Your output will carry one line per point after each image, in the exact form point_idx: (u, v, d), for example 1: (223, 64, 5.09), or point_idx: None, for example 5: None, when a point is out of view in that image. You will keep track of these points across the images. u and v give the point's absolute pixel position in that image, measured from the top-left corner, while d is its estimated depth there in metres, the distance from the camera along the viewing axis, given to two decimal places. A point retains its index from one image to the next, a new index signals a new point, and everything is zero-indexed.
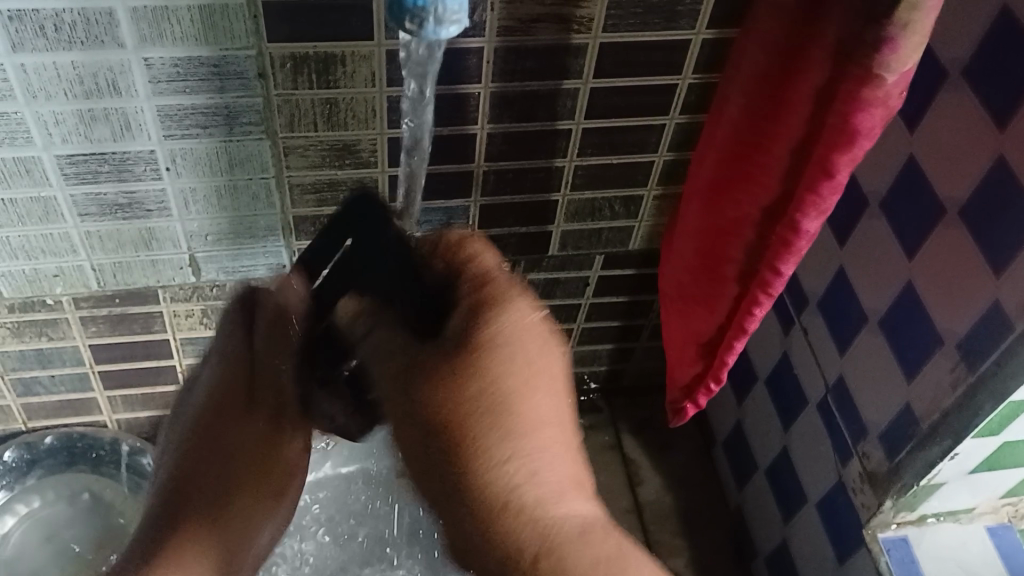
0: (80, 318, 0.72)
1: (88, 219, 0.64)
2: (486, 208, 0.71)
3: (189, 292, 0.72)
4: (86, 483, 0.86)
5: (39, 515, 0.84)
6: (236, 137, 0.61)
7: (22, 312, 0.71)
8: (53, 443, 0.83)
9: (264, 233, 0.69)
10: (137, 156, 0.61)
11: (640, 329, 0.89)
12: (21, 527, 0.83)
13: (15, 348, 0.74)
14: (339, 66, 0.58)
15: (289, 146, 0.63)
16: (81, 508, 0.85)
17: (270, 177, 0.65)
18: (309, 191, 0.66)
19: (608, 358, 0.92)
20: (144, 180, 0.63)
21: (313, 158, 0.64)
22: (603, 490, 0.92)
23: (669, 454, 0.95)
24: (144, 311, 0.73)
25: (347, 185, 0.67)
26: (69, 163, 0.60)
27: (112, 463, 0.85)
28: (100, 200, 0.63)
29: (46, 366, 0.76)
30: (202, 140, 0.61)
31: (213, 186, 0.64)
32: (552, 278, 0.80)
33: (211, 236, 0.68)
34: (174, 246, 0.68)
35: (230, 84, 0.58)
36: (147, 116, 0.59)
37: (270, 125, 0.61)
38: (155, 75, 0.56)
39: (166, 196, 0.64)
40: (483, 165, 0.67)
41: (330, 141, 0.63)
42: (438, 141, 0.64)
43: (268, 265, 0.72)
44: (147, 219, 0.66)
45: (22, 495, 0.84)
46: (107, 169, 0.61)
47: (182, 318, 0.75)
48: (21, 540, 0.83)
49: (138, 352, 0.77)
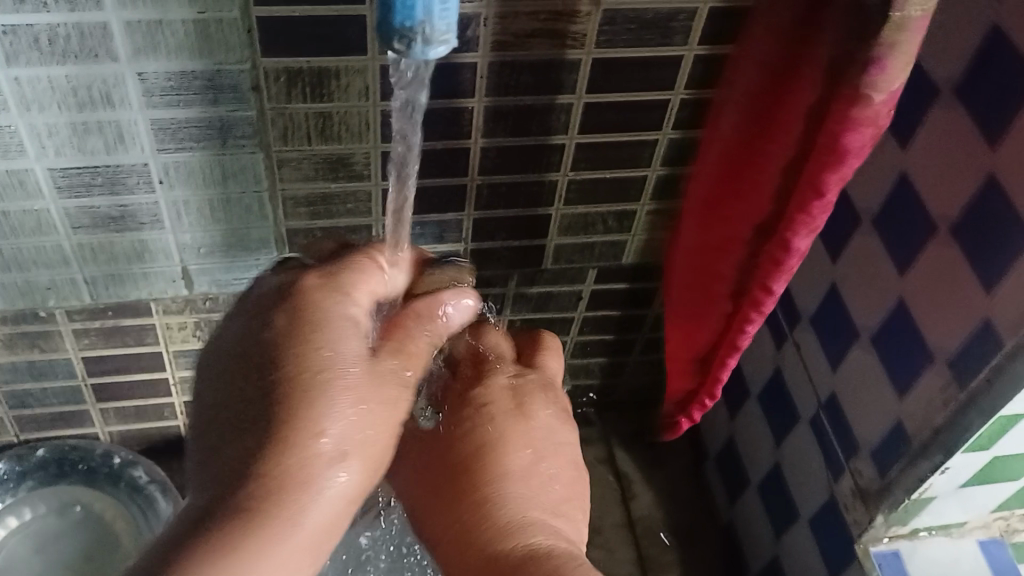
0: (73, 329, 0.72)
1: (80, 231, 0.64)
2: (479, 222, 0.71)
3: (182, 305, 0.72)
4: (76, 496, 0.85)
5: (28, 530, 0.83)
6: (229, 150, 0.61)
7: (15, 324, 0.71)
8: (44, 455, 0.82)
9: (257, 246, 0.69)
10: (130, 168, 0.61)
11: (634, 343, 0.89)
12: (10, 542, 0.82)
13: (8, 360, 0.74)
14: (332, 80, 0.58)
15: (282, 159, 0.63)
16: (72, 521, 0.84)
17: (264, 190, 0.65)
18: (302, 203, 0.66)
19: (602, 372, 0.92)
20: (136, 193, 0.63)
21: (306, 171, 0.64)
22: (597, 503, 0.92)
23: (661, 469, 0.95)
24: (137, 323, 0.73)
25: (340, 198, 0.67)
26: (62, 176, 0.60)
27: (104, 476, 0.84)
28: (93, 213, 0.63)
29: (39, 379, 0.76)
30: (195, 153, 0.61)
31: (206, 199, 0.64)
32: (545, 292, 0.80)
33: (203, 248, 0.68)
34: (167, 259, 0.68)
35: (224, 97, 0.58)
36: (141, 129, 0.59)
37: (264, 137, 0.61)
38: (149, 88, 0.56)
39: (159, 209, 0.64)
40: (476, 179, 0.67)
41: (324, 154, 0.63)
42: (432, 154, 0.64)
43: (260, 278, 0.72)
44: (140, 232, 0.66)
45: (14, 507, 0.83)
46: (99, 181, 0.61)
47: (175, 330, 0.74)
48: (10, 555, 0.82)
49: (130, 364, 0.77)
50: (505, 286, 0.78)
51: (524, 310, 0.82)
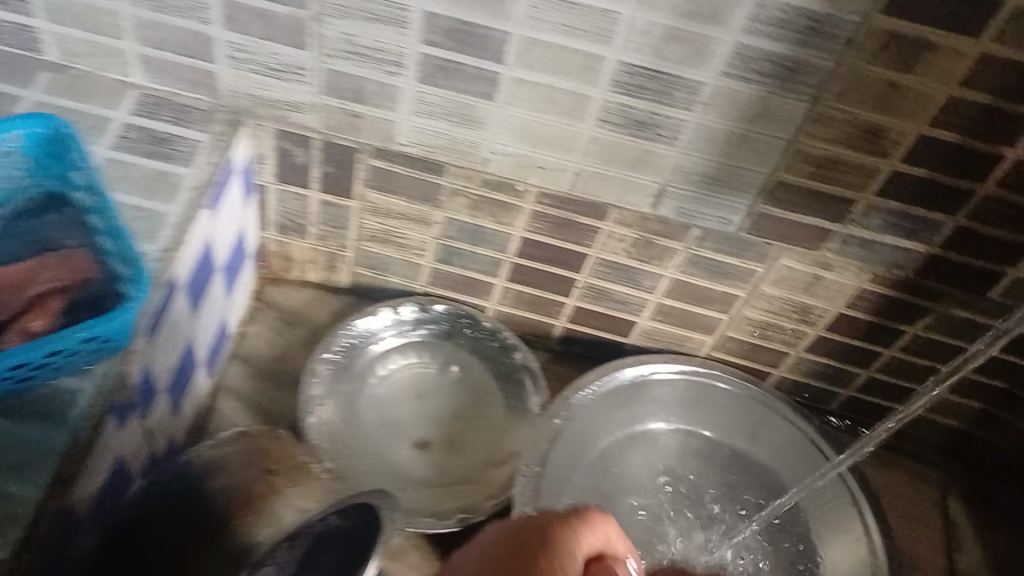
0: (533, 210, 0.78)
1: (605, 126, 0.69)
2: (957, 232, 0.70)
3: (637, 220, 0.77)
4: (458, 358, 0.88)
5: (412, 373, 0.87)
6: (784, 93, 0.63)
7: (489, 189, 0.77)
8: (445, 311, 0.87)
9: (741, 187, 0.71)
10: (686, 82, 0.64)
11: (1017, 399, 0.86)
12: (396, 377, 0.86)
13: (465, 219, 0.80)
14: (924, 56, 0.58)
15: (824, 114, 0.63)
16: (450, 380, 0.88)
17: (784, 139, 0.66)
18: (811, 162, 0.67)
19: (964, 415, 0.90)
20: (675, 107, 0.66)
21: (837, 134, 0.64)
22: (921, 541, 0.89)
23: (993, 531, 0.90)
24: (589, 223, 0.78)
25: (847, 168, 0.67)
26: (627, 73, 0.64)
27: (488, 348, 0.88)
28: (627, 114, 0.67)
29: (476, 244, 0.83)
30: (751, 86, 0.63)
31: (730, 131, 0.67)
32: (971, 319, 0.79)
33: (696, 175, 0.71)
34: (658, 173, 0.72)
35: (815, 42, 0.59)
36: (724, 49, 0.61)
37: (822, 90, 0.62)
38: (758, 16, 0.58)
39: (684, 128, 0.67)
40: (986, 189, 0.66)
41: (865, 123, 0.63)
42: (952, 153, 0.64)
43: (717, 218, 0.74)
44: (652, 143, 0.69)
45: (400, 348, 0.87)
46: (654, 86, 0.64)
47: (614, 240, 0.79)
48: (394, 387, 0.86)
49: (555, 257, 0.83)
50: (933, 303, 0.78)
51: (937, 331, 0.81)
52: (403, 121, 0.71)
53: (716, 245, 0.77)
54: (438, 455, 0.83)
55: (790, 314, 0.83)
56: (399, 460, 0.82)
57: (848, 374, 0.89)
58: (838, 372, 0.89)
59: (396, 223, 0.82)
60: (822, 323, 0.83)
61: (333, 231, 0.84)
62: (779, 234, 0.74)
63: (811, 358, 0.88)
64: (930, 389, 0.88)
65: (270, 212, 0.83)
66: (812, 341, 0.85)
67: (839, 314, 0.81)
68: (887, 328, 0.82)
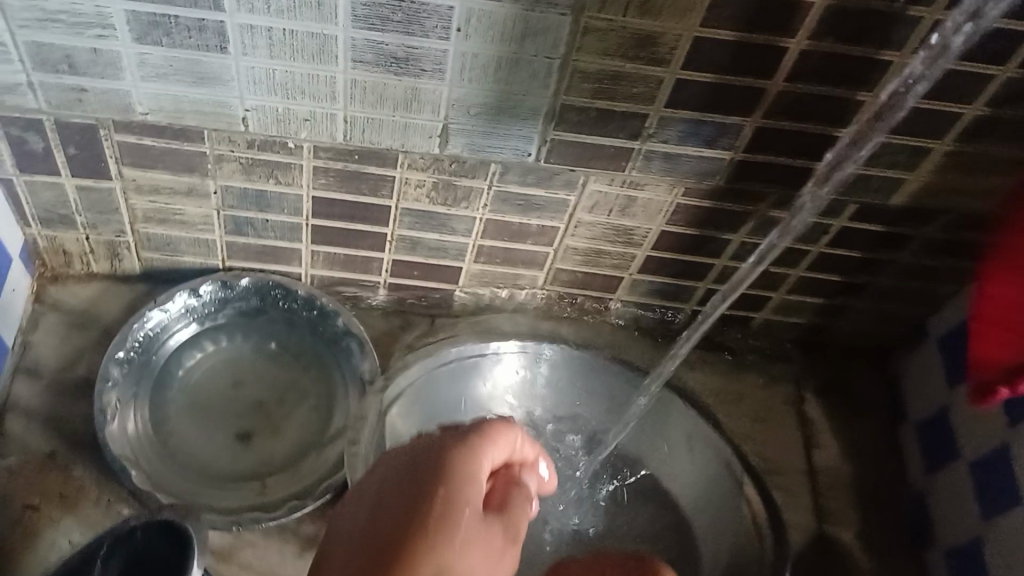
0: (314, 166, 0.70)
1: (360, 67, 0.61)
2: (761, 131, 0.66)
3: (428, 163, 0.70)
4: (276, 333, 0.83)
5: (225, 356, 0.81)
6: (540, 7, 0.56)
7: (259, 150, 0.68)
8: (248, 286, 0.80)
9: (524, 117, 0.65)
10: (434, 9, 0.57)
11: (859, 289, 0.83)
12: (207, 365, 0.81)
13: (242, 185, 0.72)
14: None
15: (589, 26, 0.57)
16: (265, 358, 0.82)
17: (556, 59, 0.60)
18: (588, 79, 0.61)
19: (812, 313, 0.87)
20: (430, 37, 0.59)
21: (608, 45, 0.58)
22: (782, 445, 0.86)
23: (851, 423, 0.89)
24: (378, 173, 0.71)
25: (630, 80, 0.61)
26: (363, 5, 0.56)
27: (304, 318, 0.82)
28: (379, 49, 0.60)
29: (263, 210, 0.75)
30: (504, 4, 0.56)
31: (496, 57, 0.60)
32: (795, 218, 0.75)
33: (474, 109, 0.64)
34: (435, 111, 0.65)
35: None
36: None
37: (580, 1, 0.55)
38: None
39: (446, 59, 0.60)
40: (779, 84, 0.62)
41: (635, 30, 0.57)
42: (735, 50, 0.59)
43: (513, 150, 0.68)
44: (418, 79, 0.62)
45: (210, 332, 0.81)
46: (399, 16, 0.57)
47: (411, 187, 0.72)
48: (206, 374, 0.80)
49: (355, 213, 0.75)
50: (754, 207, 0.73)
51: (764, 233, 0.76)
52: (135, 88, 0.63)
53: (519, 179, 0.71)
54: (259, 443, 0.78)
55: (614, 237, 0.78)
56: (218, 454, 0.76)
57: (686, 290, 0.84)
58: (675, 289, 0.85)
59: (168, 199, 0.73)
60: (649, 242, 0.78)
61: (103, 216, 0.75)
62: (578, 158, 0.69)
63: (647, 279, 0.83)
64: (773, 293, 0.84)
65: (23, 205, 0.73)
66: (643, 262, 0.81)
67: (663, 231, 0.77)
68: (713, 239, 0.77)
